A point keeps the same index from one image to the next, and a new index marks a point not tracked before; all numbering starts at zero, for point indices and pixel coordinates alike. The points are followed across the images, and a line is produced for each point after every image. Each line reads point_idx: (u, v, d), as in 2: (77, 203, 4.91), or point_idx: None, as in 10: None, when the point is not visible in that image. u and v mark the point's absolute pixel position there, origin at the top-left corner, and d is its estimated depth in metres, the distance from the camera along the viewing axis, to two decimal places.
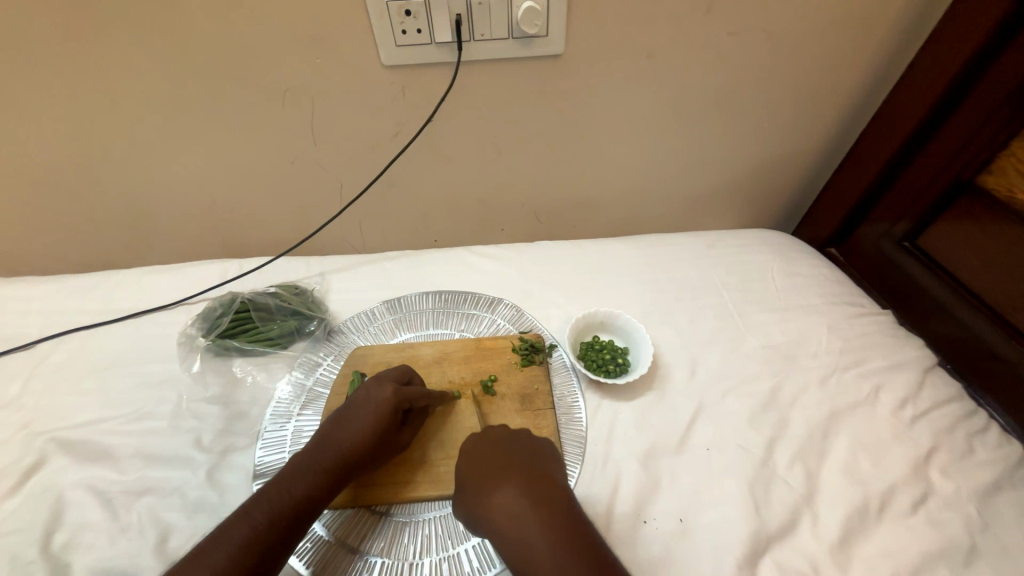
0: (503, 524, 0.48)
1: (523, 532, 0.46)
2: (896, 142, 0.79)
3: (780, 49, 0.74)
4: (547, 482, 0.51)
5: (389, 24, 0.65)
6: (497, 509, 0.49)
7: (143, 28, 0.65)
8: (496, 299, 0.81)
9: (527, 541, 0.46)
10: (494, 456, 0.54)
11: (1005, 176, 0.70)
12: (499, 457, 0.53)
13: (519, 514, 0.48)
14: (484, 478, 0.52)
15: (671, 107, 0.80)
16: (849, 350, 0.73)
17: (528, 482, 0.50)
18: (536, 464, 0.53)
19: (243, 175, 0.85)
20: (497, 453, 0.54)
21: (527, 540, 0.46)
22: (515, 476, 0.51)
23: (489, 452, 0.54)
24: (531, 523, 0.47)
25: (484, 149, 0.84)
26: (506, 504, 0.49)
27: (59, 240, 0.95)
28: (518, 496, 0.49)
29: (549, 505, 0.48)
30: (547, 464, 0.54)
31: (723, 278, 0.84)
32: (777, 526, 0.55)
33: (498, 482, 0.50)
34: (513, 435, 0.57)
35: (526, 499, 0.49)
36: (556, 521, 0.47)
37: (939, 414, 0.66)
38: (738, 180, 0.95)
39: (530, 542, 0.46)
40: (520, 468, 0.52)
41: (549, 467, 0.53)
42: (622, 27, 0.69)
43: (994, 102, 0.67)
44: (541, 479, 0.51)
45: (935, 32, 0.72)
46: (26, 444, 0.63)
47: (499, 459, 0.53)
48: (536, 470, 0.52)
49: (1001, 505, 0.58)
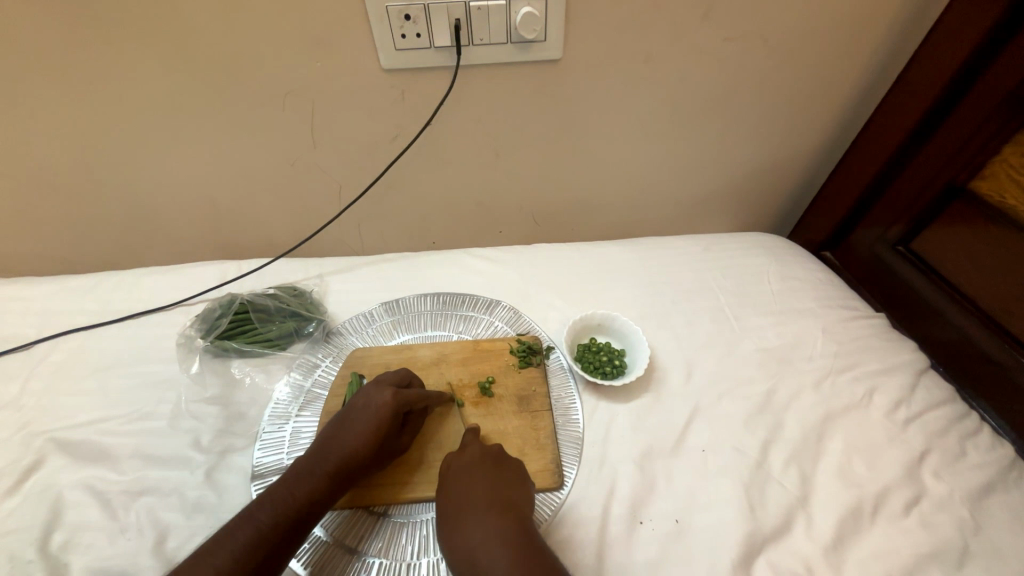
0: (459, 553, 0.48)
1: (475, 562, 0.47)
2: (891, 146, 0.80)
3: (775, 55, 0.75)
4: (505, 510, 0.51)
5: (389, 28, 0.66)
6: (455, 538, 0.49)
7: (144, 31, 0.65)
8: (494, 301, 0.81)
9: (478, 570, 0.46)
10: (461, 480, 0.54)
11: (999, 181, 0.71)
12: (464, 484, 0.54)
13: (472, 543, 0.48)
14: (448, 504, 0.53)
15: (668, 111, 0.81)
16: (844, 353, 0.73)
17: (485, 510, 0.51)
18: (497, 489, 0.53)
19: (243, 176, 0.85)
20: (464, 477, 0.55)
21: (479, 569, 0.46)
22: (474, 504, 0.51)
23: (457, 476, 0.55)
24: (482, 551, 0.47)
25: (483, 152, 0.85)
26: (462, 532, 0.49)
27: (59, 241, 0.95)
28: (473, 526, 0.49)
29: (502, 533, 0.48)
30: (513, 489, 0.54)
31: (720, 282, 0.84)
32: (772, 528, 0.56)
33: (459, 510, 0.51)
34: (485, 454, 0.57)
35: (480, 527, 0.49)
36: (507, 548, 0.47)
37: (933, 416, 0.66)
38: (735, 184, 0.96)
39: (480, 573, 0.46)
40: (481, 495, 0.52)
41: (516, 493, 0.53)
42: (620, 32, 0.70)
43: (987, 108, 0.68)
44: (499, 507, 0.51)
45: (929, 39, 0.72)
46: (25, 444, 0.63)
47: (463, 485, 0.54)
48: (496, 496, 0.52)
49: (994, 507, 0.58)
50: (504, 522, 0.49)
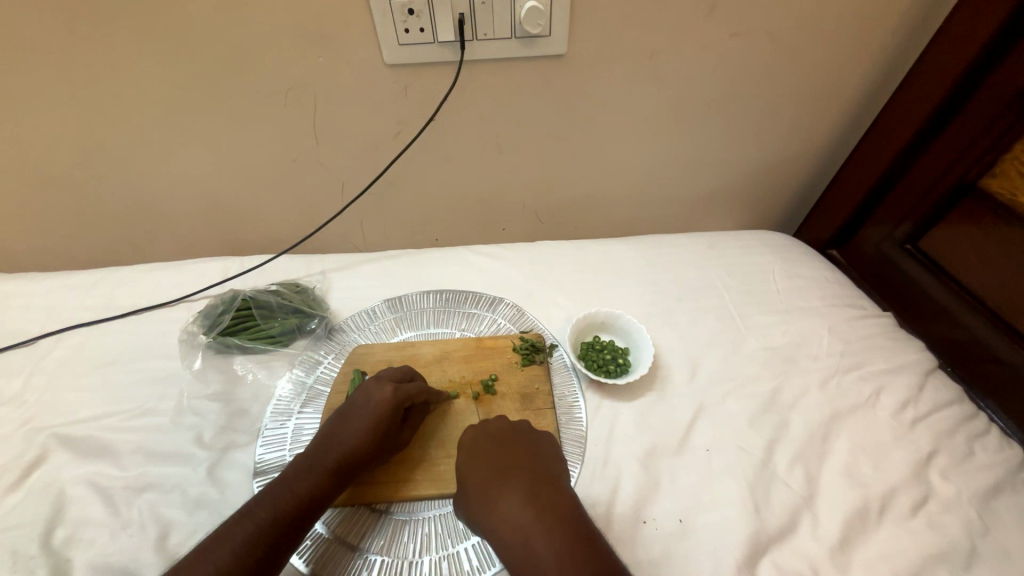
0: (508, 532, 0.48)
1: (528, 543, 0.47)
2: (899, 144, 0.79)
3: (782, 51, 0.74)
4: (550, 489, 0.51)
5: (392, 22, 0.65)
6: (501, 518, 0.49)
7: (146, 25, 0.65)
8: (497, 299, 0.81)
9: (532, 549, 0.46)
10: (497, 459, 0.54)
11: (1008, 178, 0.70)
12: (495, 461, 0.54)
13: (522, 524, 0.48)
14: (486, 485, 0.52)
15: (673, 108, 0.80)
16: (851, 352, 0.73)
17: (531, 489, 0.51)
18: (537, 470, 0.53)
19: (246, 172, 0.85)
20: (499, 455, 0.54)
21: (532, 550, 0.46)
22: (519, 484, 0.51)
23: (490, 454, 0.55)
24: (535, 532, 0.47)
25: (486, 149, 0.84)
26: (510, 512, 0.49)
27: (61, 237, 0.95)
28: (522, 506, 0.49)
29: (554, 512, 0.48)
30: (549, 465, 0.55)
31: (725, 280, 0.84)
32: (777, 528, 0.55)
33: (501, 490, 0.51)
34: (512, 428, 0.58)
35: (529, 507, 0.49)
36: (559, 528, 0.47)
37: (940, 417, 0.66)
38: (740, 182, 0.95)
39: (535, 554, 0.46)
40: (524, 476, 0.52)
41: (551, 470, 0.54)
42: (625, 27, 0.69)
43: (998, 105, 0.67)
44: (544, 487, 0.51)
45: (939, 34, 0.71)
46: (27, 440, 0.63)
47: (501, 466, 0.53)
48: (539, 477, 0.52)
49: (1002, 508, 0.58)
50: (551, 504, 0.49)
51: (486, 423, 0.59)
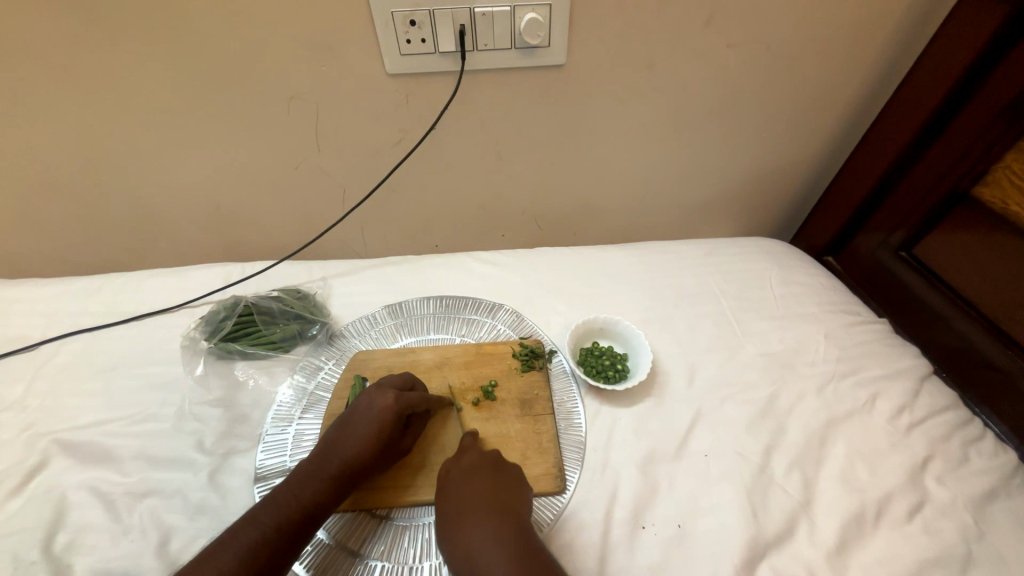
0: (461, 557, 0.49)
1: (477, 568, 0.47)
2: (893, 152, 0.80)
3: (777, 61, 0.76)
4: (504, 516, 0.51)
5: (394, 33, 0.66)
6: (459, 544, 0.50)
7: (152, 34, 0.66)
8: (496, 305, 0.82)
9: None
10: (461, 485, 0.55)
11: (1000, 187, 0.71)
12: (466, 489, 0.54)
13: (473, 551, 0.49)
14: (450, 510, 0.53)
15: (671, 117, 0.82)
16: (847, 358, 0.74)
17: (486, 515, 0.51)
18: (496, 500, 0.53)
19: (248, 179, 0.86)
20: (462, 483, 0.55)
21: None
22: (475, 511, 0.52)
23: (457, 483, 0.55)
24: (484, 559, 0.48)
25: (486, 156, 0.85)
26: (465, 539, 0.50)
27: (63, 242, 0.95)
28: (476, 534, 0.50)
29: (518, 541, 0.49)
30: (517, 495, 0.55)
31: (722, 286, 0.84)
32: (775, 533, 0.56)
33: (460, 516, 0.52)
34: (482, 459, 0.58)
35: (482, 534, 0.49)
36: (506, 556, 0.47)
37: (935, 422, 0.66)
38: (737, 189, 0.96)
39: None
40: (481, 503, 0.52)
41: (513, 498, 0.54)
42: (623, 38, 0.70)
43: (989, 115, 0.68)
44: (499, 513, 0.51)
45: (931, 45, 0.73)
46: (29, 445, 0.63)
47: (463, 493, 0.54)
48: (496, 504, 0.52)
49: (997, 513, 0.58)
50: (504, 531, 0.50)
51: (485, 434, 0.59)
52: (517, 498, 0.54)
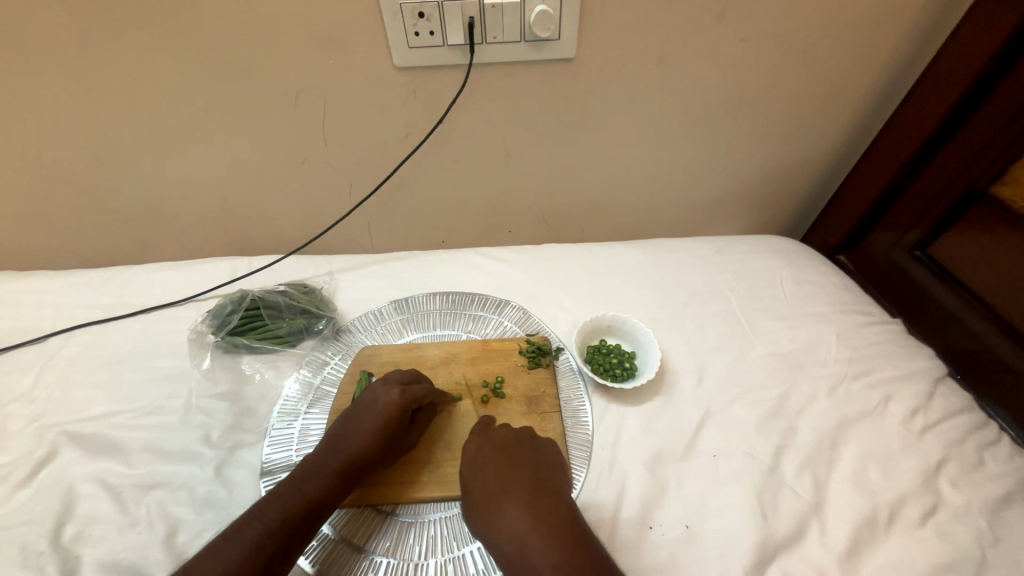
0: (505, 536, 0.49)
1: (525, 546, 0.48)
2: (910, 148, 0.79)
3: (792, 56, 0.74)
4: (549, 497, 0.52)
5: (402, 26, 0.65)
6: (501, 523, 0.50)
7: (159, 27, 0.65)
8: (503, 301, 0.81)
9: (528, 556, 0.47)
10: (497, 467, 0.56)
11: (1019, 187, 0.69)
12: (500, 471, 0.55)
13: (519, 527, 0.49)
14: (489, 489, 0.54)
15: (682, 112, 0.80)
16: (859, 358, 0.72)
17: (530, 496, 0.52)
18: (536, 482, 0.54)
19: (255, 173, 0.85)
20: (500, 462, 0.56)
21: (528, 552, 0.47)
22: (519, 491, 0.53)
23: (496, 461, 0.56)
24: (531, 536, 0.48)
25: (494, 151, 0.84)
26: (509, 517, 0.51)
27: (72, 236, 0.96)
28: (522, 514, 0.50)
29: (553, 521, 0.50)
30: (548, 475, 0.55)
31: (731, 285, 0.83)
32: (785, 535, 0.55)
33: (502, 494, 0.53)
34: (517, 438, 0.59)
35: (528, 512, 0.51)
36: (556, 532, 0.48)
37: (949, 425, 0.65)
38: (748, 186, 0.95)
39: (530, 553, 0.47)
40: (524, 484, 0.53)
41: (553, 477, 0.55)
42: (634, 31, 0.69)
43: (1009, 112, 0.66)
44: (541, 494, 0.53)
45: (950, 40, 0.71)
46: (38, 436, 0.64)
47: (503, 472, 0.55)
48: (535, 486, 0.54)
49: (1013, 518, 0.57)
50: (550, 510, 0.51)
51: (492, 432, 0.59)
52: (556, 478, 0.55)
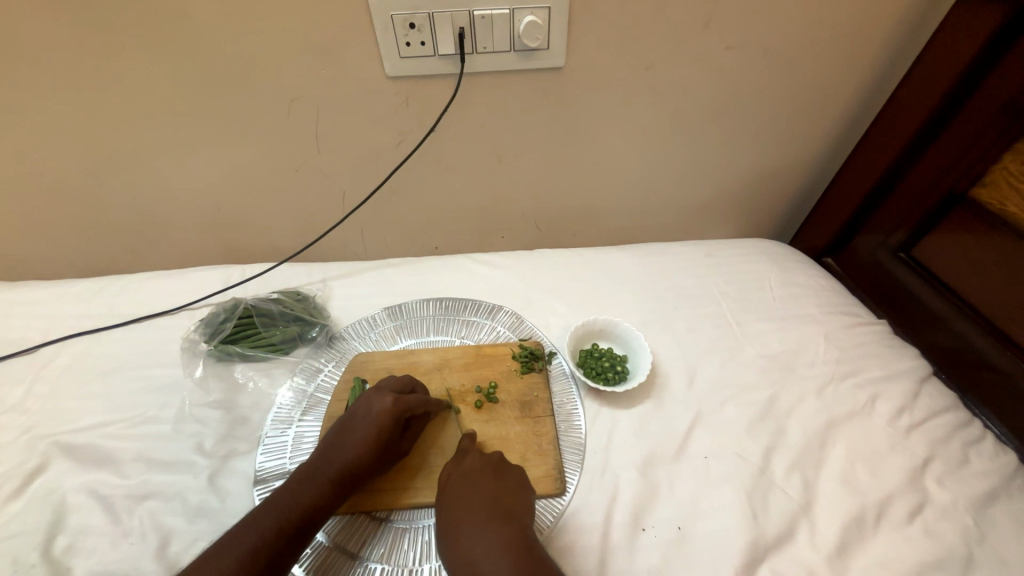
0: (460, 559, 0.48)
1: (476, 568, 0.47)
2: (892, 153, 0.80)
3: (776, 64, 0.76)
4: (507, 519, 0.51)
5: (394, 36, 0.66)
6: (459, 546, 0.49)
7: (152, 38, 0.66)
8: (496, 307, 0.82)
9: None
10: (460, 489, 0.55)
11: (998, 189, 0.71)
12: (462, 491, 0.54)
13: (474, 549, 0.48)
14: (451, 512, 0.53)
15: (670, 118, 0.82)
16: (846, 359, 0.74)
17: (488, 518, 0.51)
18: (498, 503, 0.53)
19: (248, 181, 0.86)
20: (463, 488, 0.55)
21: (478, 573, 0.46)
22: (477, 513, 0.52)
23: (461, 486, 0.55)
24: (484, 557, 0.47)
25: (486, 158, 0.85)
26: (466, 540, 0.50)
27: (63, 245, 0.96)
28: (479, 535, 0.49)
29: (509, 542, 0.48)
30: (512, 499, 0.54)
31: (721, 288, 0.84)
32: (775, 535, 0.56)
33: (461, 518, 0.52)
34: (485, 462, 0.58)
35: (484, 533, 0.49)
36: (511, 553, 0.47)
37: (935, 423, 0.66)
38: (736, 191, 0.96)
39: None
40: (483, 506, 0.52)
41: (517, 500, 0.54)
42: (621, 40, 0.71)
43: (988, 115, 0.68)
44: (500, 517, 0.51)
45: (929, 46, 0.73)
46: (29, 447, 0.63)
47: (467, 495, 0.54)
48: (497, 507, 0.53)
49: (997, 515, 0.58)
50: (507, 532, 0.49)
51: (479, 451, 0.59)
52: (518, 501, 0.54)
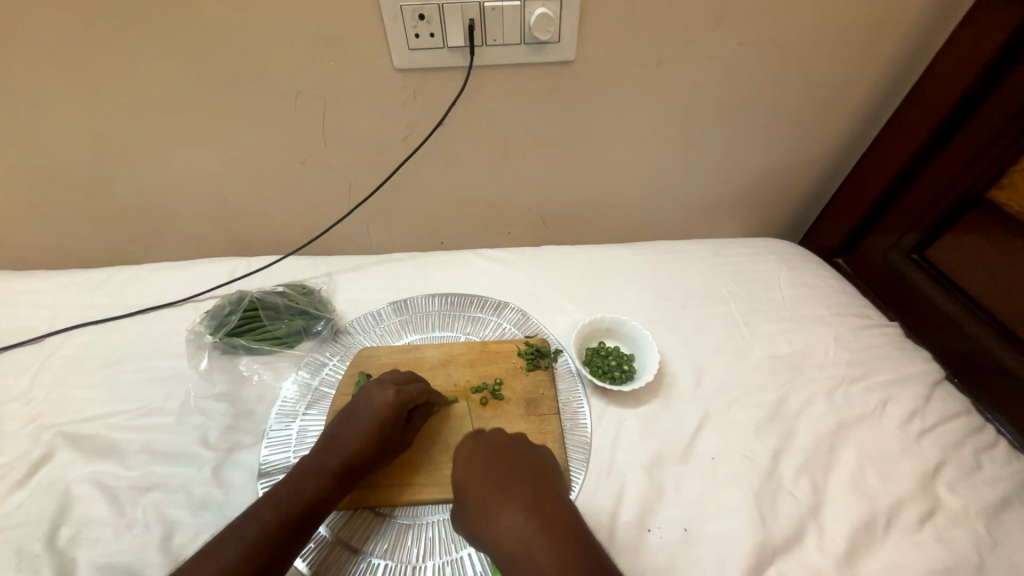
0: (508, 542, 0.48)
1: (531, 550, 0.47)
2: (907, 152, 0.79)
3: (790, 59, 0.74)
4: (544, 499, 0.51)
5: (402, 28, 0.66)
6: (501, 526, 0.50)
7: (157, 26, 0.65)
8: (501, 303, 0.81)
9: (529, 556, 0.46)
10: (494, 465, 0.55)
11: (1016, 192, 0.70)
12: (496, 471, 0.54)
13: (520, 530, 0.49)
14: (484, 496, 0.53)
15: (681, 115, 0.81)
16: (857, 362, 0.72)
17: (527, 497, 0.52)
18: (537, 480, 0.54)
19: (253, 173, 0.85)
20: (497, 464, 0.55)
21: (530, 555, 0.46)
22: (516, 491, 0.52)
23: (488, 465, 0.55)
24: (530, 535, 0.48)
25: (493, 153, 0.84)
26: (509, 521, 0.50)
27: (68, 235, 0.95)
28: (523, 518, 0.49)
29: (553, 520, 0.49)
30: (546, 476, 0.55)
31: (730, 287, 0.83)
32: (783, 539, 0.55)
33: (502, 497, 0.52)
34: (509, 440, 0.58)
35: (525, 512, 0.50)
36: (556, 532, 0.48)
37: (947, 428, 0.65)
38: (747, 189, 0.95)
39: (532, 556, 0.46)
40: (522, 487, 0.53)
41: (550, 481, 0.54)
42: (633, 34, 0.69)
43: (1007, 116, 0.67)
44: (539, 495, 0.52)
45: (950, 42, 0.71)
46: (34, 437, 0.63)
47: (500, 474, 0.54)
48: (536, 485, 0.53)
49: (1010, 522, 0.57)
50: (551, 513, 0.50)
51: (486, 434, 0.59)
52: (551, 479, 0.55)
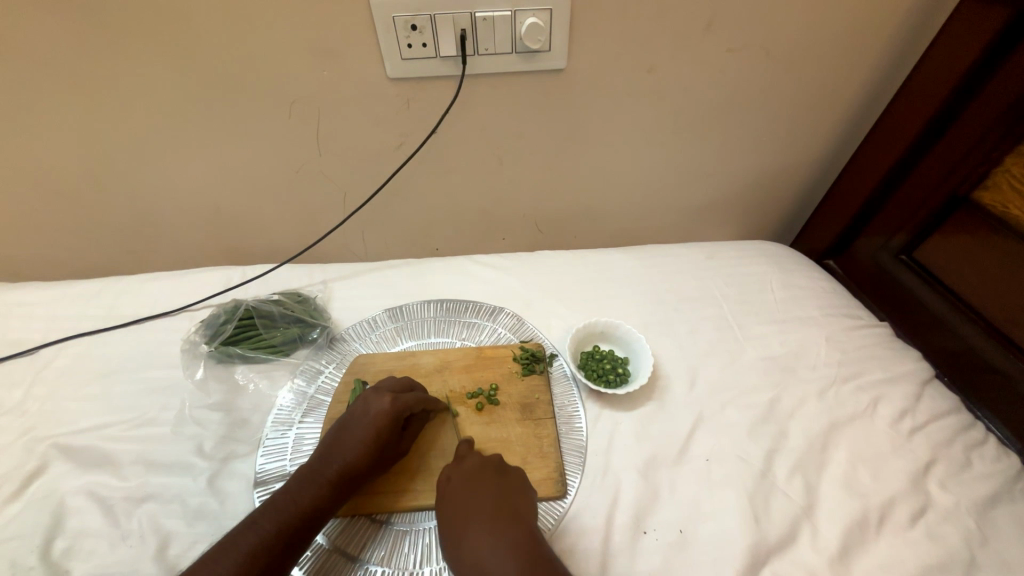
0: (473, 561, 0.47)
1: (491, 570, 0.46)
2: (894, 155, 0.80)
3: (776, 66, 0.76)
4: (513, 519, 0.51)
5: (395, 38, 0.67)
6: (468, 545, 0.49)
7: (151, 37, 0.66)
8: (497, 308, 0.82)
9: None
10: (466, 485, 0.54)
11: (1000, 190, 0.72)
12: (467, 491, 0.54)
13: (485, 552, 0.48)
14: (455, 514, 0.52)
15: (671, 120, 0.82)
16: (848, 362, 0.73)
17: (495, 517, 0.51)
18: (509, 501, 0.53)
19: (248, 182, 0.86)
20: (470, 485, 0.54)
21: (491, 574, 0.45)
22: (484, 511, 0.51)
23: (462, 487, 0.54)
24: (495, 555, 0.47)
25: (487, 160, 0.85)
26: (475, 538, 0.49)
27: (62, 246, 0.95)
28: (490, 538, 0.49)
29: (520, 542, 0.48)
30: (518, 498, 0.54)
31: (723, 290, 0.84)
32: (777, 538, 0.56)
33: (470, 518, 0.51)
34: (486, 465, 0.57)
35: (493, 532, 0.49)
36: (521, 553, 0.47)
37: (937, 426, 0.66)
38: (737, 193, 0.96)
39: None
40: (491, 506, 0.52)
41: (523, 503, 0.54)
42: (622, 42, 0.71)
43: (991, 118, 0.68)
44: (509, 516, 0.51)
45: (932, 48, 0.73)
46: (28, 449, 0.63)
47: (471, 495, 0.53)
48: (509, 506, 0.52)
49: (999, 518, 0.58)
50: (513, 531, 0.49)
51: (463, 460, 0.58)
52: (524, 501, 0.54)
